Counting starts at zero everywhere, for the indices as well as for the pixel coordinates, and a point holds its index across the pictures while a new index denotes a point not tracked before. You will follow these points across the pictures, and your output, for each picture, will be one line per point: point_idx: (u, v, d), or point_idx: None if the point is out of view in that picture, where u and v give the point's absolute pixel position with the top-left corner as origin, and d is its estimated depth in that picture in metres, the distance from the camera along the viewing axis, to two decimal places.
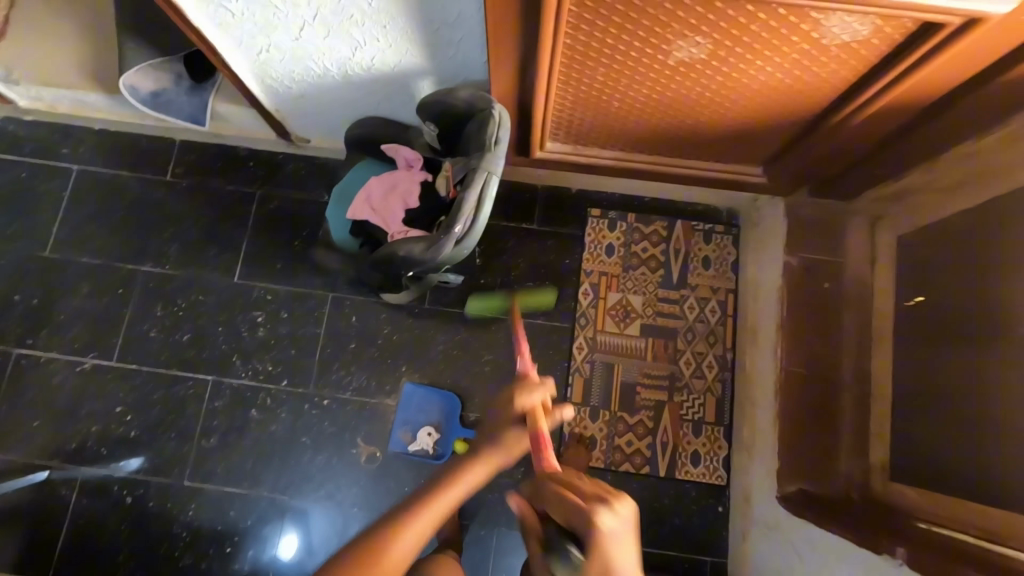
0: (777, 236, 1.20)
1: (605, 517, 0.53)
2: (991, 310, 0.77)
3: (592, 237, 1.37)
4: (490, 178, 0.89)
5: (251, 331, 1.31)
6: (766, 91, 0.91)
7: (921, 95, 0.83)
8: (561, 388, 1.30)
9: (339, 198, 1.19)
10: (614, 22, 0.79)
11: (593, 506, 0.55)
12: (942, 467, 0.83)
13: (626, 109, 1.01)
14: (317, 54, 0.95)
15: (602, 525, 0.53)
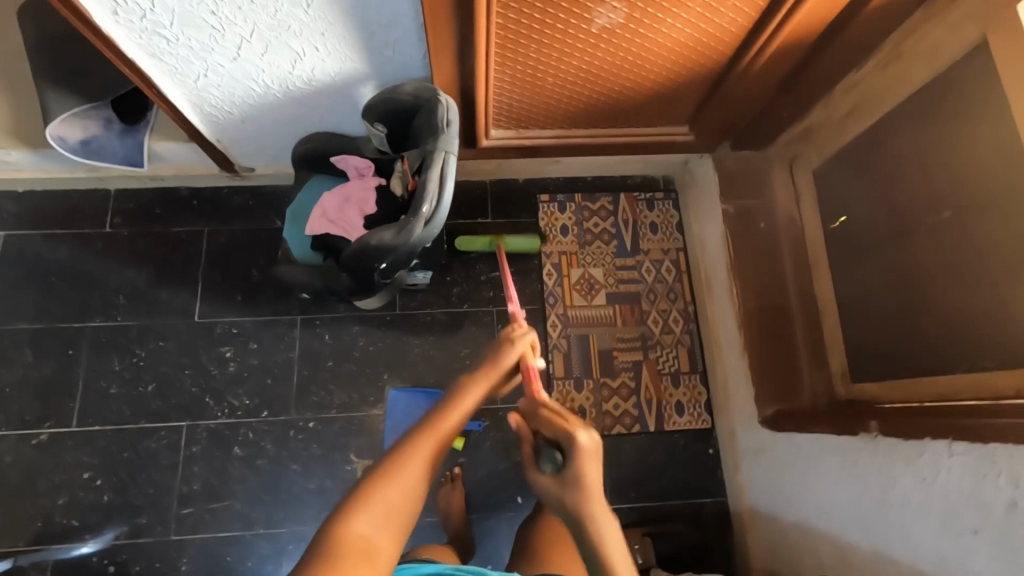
0: (712, 190, 1.41)
1: (581, 433, 0.70)
2: (913, 219, 1.02)
3: (546, 221, 1.54)
4: (448, 157, 0.93)
5: (221, 366, 1.37)
6: (682, 46, 0.99)
7: (808, 25, 0.93)
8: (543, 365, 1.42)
9: (295, 217, 1.32)
10: (530, 7, 0.87)
11: (574, 428, 0.71)
12: (901, 353, 1.05)
13: (557, 90, 1.08)
14: (258, 70, 1.05)
15: (581, 439, 0.70)
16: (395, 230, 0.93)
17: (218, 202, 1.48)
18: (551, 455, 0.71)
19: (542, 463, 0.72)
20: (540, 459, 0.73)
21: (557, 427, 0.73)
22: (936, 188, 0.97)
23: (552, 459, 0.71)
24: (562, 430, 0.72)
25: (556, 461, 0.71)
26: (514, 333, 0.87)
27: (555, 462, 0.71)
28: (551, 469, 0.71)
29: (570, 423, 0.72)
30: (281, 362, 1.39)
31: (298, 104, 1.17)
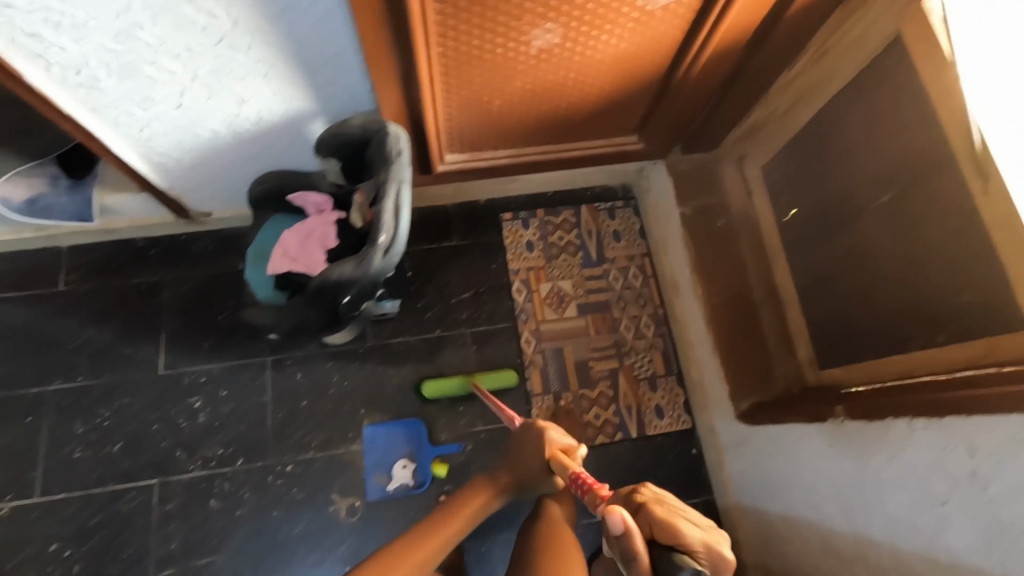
0: (666, 197, 1.46)
1: (724, 547, 0.78)
2: (857, 207, 1.05)
3: (510, 239, 1.55)
4: (401, 186, 0.94)
5: (191, 418, 1.33)
6: (621, 59, 1.01)
7: (734, 31, 0.97)
8: (521, 383, 1.42)
9: (256, 258, 1.30)
10: (467, 36, 0.88)
11: (714, 538, 0.79)
12: (862, 336, 1.07)
13: (505, 111, 1.10)
14: (204, 115, 1.05)
15: (723, 553, 0.78)
16: (354, 263, 0.92)
17: (177, 250, 1.45)
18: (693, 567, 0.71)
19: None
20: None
21: (694, 539, 0.76)
22: (871, 176, 1.01)
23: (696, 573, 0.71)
24: (702, 540, 0.77)
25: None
26: (547, 432, 1.04)
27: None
28: None
29: (703, 531, 0.79)
30: (254, 406, 1.35)
31: (248, 145, 1.17)
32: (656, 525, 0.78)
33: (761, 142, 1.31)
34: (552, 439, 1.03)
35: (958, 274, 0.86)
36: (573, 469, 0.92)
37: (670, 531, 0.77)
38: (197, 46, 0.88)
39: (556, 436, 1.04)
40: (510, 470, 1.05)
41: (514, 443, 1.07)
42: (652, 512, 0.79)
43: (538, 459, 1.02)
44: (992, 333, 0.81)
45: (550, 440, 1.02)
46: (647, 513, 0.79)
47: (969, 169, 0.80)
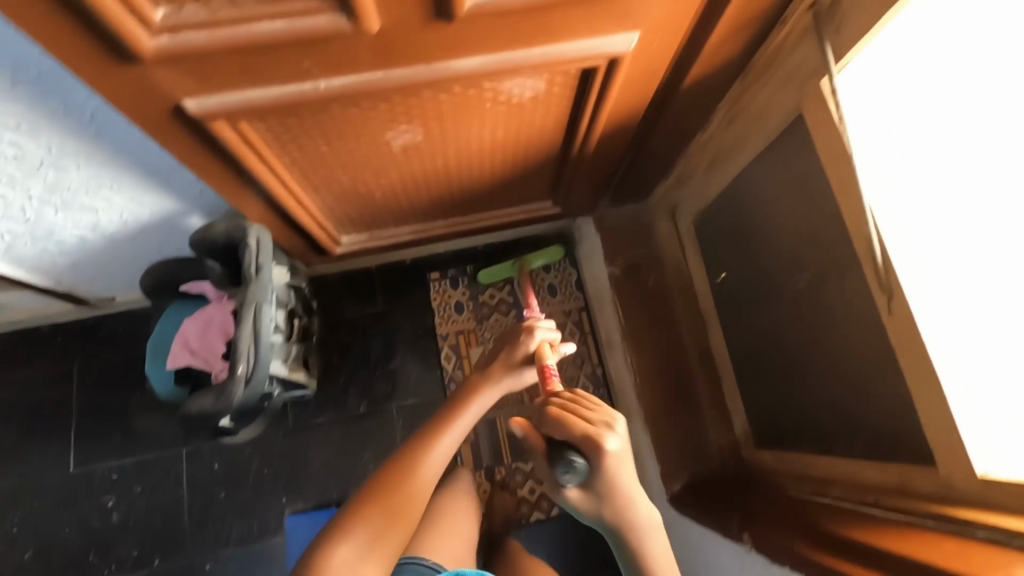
0: (596, 253, 1.36)
1: (608, 440, 0.74)
2: (779, 285, 0.95)
3: (439, 300, 1.46)
4: (261, 308, 0.85)
5: (104, 518, 1.28)
6: (505, 141, 0.90)
7: (624, 108, 0.86)
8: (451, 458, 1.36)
9: (156, 352, 1.23)
10: (312, 145, 0.78)
11: (601, 433, 0.75)
12: (790, 424, 0.98)
13: (392, 194, 1.01)
14: (59, 224, 0.96)
15: (605, 447, 0.74)
16: (214, 396, 0.85)
17: (82, 334, 1.37)
18: (567, 459, 0.75)
19: (560, 470, 0.77)
20: (555, 463, 0.77)
21: (577, 434, 0.76)
22: (788, 256, 0.91)
23: (570, 463, 0.75)
24: (582, 437, 0.75)
25: (574, 465, 0.75)
26: (526, 332, 0.98)
27: (574, 466, 0.75)
28: (567, 473, 0.76)
29: (587, 426, 0.76)
30: (169, 501, 1.29)
31: (126, 241, 1.08)
32: (548, 427, 0.80)
33: (688, 196, 1.21)
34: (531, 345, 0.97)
35: (870, 388, 0.77)
36: (543, 362, 0.93)
37: (559, 430, 0.78)
38: (17, 171, 0.79)
39: (530, 337, 0.97)
40: (502, 369, 0.97)
41: (503, 336, 1.03)
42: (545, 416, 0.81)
43: (524, 354, 0.97)
44: (908, 461, 0.72)
45: (524, 345, 0.97)
46: (544, 414, 0.81)
47: (874, 282, 0.70)
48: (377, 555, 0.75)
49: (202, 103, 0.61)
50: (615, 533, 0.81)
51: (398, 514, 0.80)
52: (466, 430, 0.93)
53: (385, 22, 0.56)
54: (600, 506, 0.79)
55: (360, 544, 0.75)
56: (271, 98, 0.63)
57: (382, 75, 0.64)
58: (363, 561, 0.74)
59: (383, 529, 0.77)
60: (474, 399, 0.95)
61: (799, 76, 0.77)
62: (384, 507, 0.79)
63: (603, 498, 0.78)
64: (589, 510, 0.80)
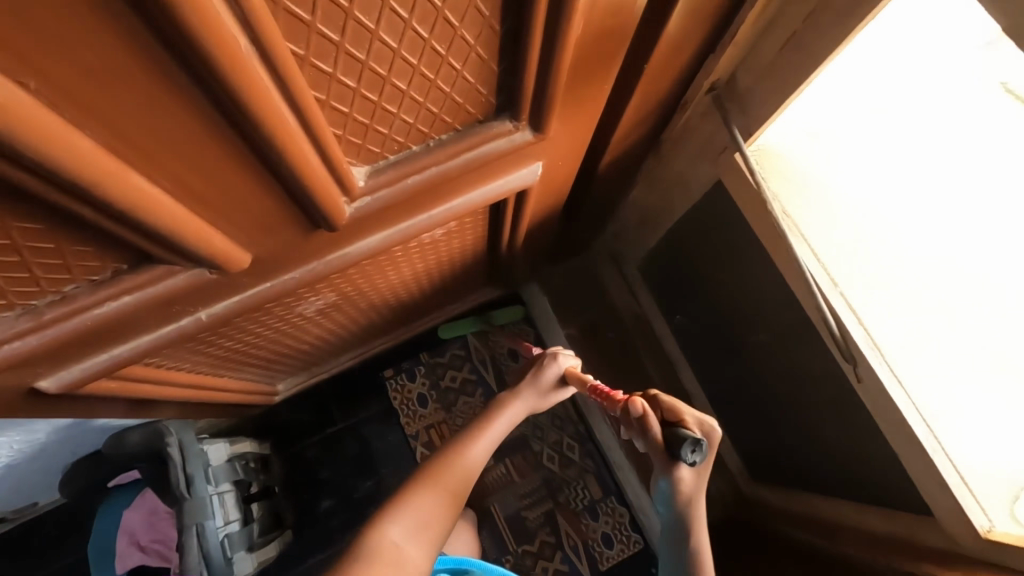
0: (547, 317, 1.34)
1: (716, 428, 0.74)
2: (739, 335, 0.94)
3: (399, 399, 1.38)
4: (202, 527, 0.77)
5: None
6: (432, 267, 0.84)
7: (546, 205, 0.81)
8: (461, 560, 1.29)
9: (100, 556, 1.10)
10: (215, 347, 0.69)
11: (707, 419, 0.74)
12: (782, 462, 0.98)
13: (323, 339, 0.92)
14: None
15: (715, 428, 0.74)
16: None
17: (12, 551, 1.20)
18: (697, 440, 0.68)
19: (686, 453, 0.68)
20: (676, 443, 0.69)
21: (695, 416, 0.74)
22: (742, 309, 0.90)
23: (697, 444, 0.68)
24: (698, 421, 0.74)
25: (702, 446, 0.68)
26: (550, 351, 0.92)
27: (703, 448, 0.69)
28: (694, 457, 0.69)
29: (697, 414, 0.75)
30: None
31: (31, 460, 0.94)
32: (662, 410, 0.76)
33: (629, 245, 1.19)
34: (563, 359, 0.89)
35: (855, 441, 0.76)
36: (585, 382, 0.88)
37: (671, 412, 0.76)
38: None
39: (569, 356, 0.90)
40: (530, 383, 0.87)
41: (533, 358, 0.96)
42: (656, 404, 0.77)
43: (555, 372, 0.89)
44: (907, 512, 0.72)
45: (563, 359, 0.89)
46: (653, 400, 0.77)
47: (837, 350, 0.68)
48: (428, 534, 0.66)
49: (58, 379, 0.51)
50: (682, 515, 0.75)
51: (454, 489, 0.71)
52: (508, 429, 0.82)
53: (253, 250, 0.48)
54: (698, 487, 0.74)
55: (409, 522, 0.65)
56: (143, 348, 0.53)
57: (269, 284, 0.55)
58: (411, 540, 0.65)
59: (433, 510, 0.68)
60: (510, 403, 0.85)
61: (711, 148, 0.74)
62: (432, 491, 0.69)
63: (700, 482, 0.74)
64: (682, 490, 0.74)
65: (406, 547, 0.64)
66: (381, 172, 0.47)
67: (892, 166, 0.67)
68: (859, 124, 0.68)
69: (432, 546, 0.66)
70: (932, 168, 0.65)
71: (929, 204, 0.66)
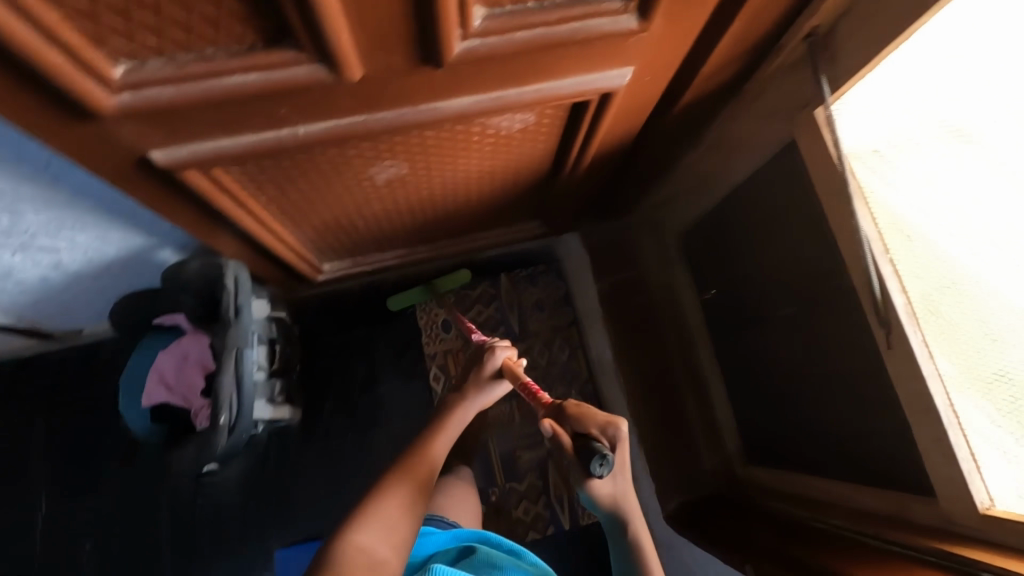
0: (584, 271, 1.39)
1: (624, 425, 0.76)
2: (769, 309, 0.95)
3: (426, 321, 1.42)
4: (241, 353, 0.82)
5: (82, 563, 1.21)
6: (494, 172, 0.88)
7: (616, 134, 0.84)
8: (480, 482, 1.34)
9: (128, 388, 1.17)
10: (290, 185, 0.74)
11: (613, 418, 0.76)
12: (783, 443, 0.99)
13: (376, 223, 0.97)
14: (18, 267, 0.90)
15: (623, 429, 0.76)
16: (195, 448, 0.81)
17: (47, 370, 1.28)
18: (601, 455, 0.70)
19: (593, 467, 0.70)
20: (586, 458, 0.71)
21: (600, 422, 0.76)
22: (778, 281, 0.91)
23: (605, 457, 0.70)
24: (604, 426, 0.76)
25: (609, 459, 0.70)
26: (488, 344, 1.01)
27: (609, 460, 0.70)
28: (602, 468, 0.70)
29: (604, 419, 0.77)
30: (150, 542, 1.22)
31: (91, 276, 1.02)
32: (570, 421, 0.78)
33: (674, 212, 1.17)
34: (497, 354, 0.96)
35: (867, 418, 0.77)
36: (519, 377, 0.91)
37: (579, 422, 0.78)
38: None
39: (501, 347, 0.97)
40: (473, 385, 0.95)
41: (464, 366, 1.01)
42: (565, 414, 0.79)
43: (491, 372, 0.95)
44: (902, 488, 0.73)
45: (497, 354, 0.96)
46: (560, 413, 0.80)
47: (872, 315, 0.70)
48: (398, 529, 0.72)
49: (169, 154, 0.57)
50: (622, 525, 0.80)
51: (416, 489, 0.78)
52: (452, 435, 0.90)
53: (367, 68, 0.53)
54: (618, 488, 0.78)
55: (380, 525, 0.70)
56: (244, 147, 0.59)
57: (363, 118, 0.60)
58: (384, 543, 0.69)
59: (399, 511, 0.73)
60: (448, 417, 0.91)
61: (790, 104, 0.75)
62: (396, 495, 0.75)
63: (620, 482, 0.78)
64: (604, 497, 0.78)
65: (378, 549, 0.68)
66: (495, 18, 0.51)
67: (955, 194, 0.63)
68: (936, 144, 0.64)
69: (403, 542, 0.71)
70: (996, 203, 0.59)
71: (986, 239, 0.61)
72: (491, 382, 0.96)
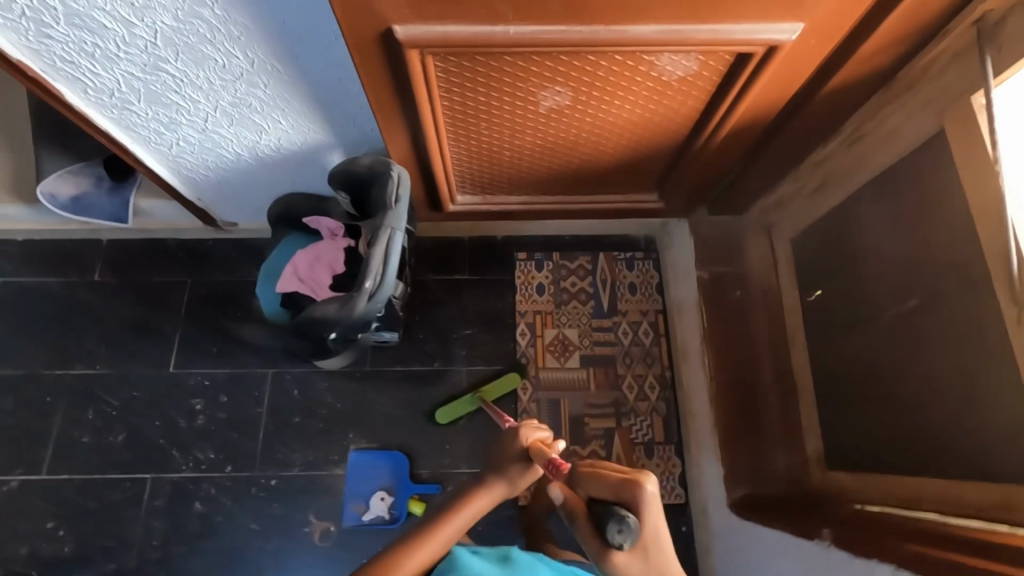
0: (685, 257, 1.40)
1: (649, 482, 0.62)
2: (880, 303, 0.96)
3: (522, 280, 1.50)
4: (394, 234, 0.96)
5: (190, 420, 1.36)
6: (638, 125, 0.97)
7: (761, 105, 0.91)
8: None
9: (269, 274, 1.30)
10: (473, 92, 0.87)
11: (637, 475, 0.63)
12: (870, 444, 0.98)
13: (518, 160, 1.08)
14: (226, 140, 1.09)
15: (648, 490, 0.61)
16: (339, 304, 0.95)
17: (201, 252, 1.49)
18: (620, 517, 0.58)
19: (610, 534, 0.58)
20: (603, 525, 0.60)
21: (615, 482, 0.63)
22: (897, 275, 0.92)
23: (622, 522, 0.58)
24: (624, 482, 0.63)
25: (628, 524, 0.58)
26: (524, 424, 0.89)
27: (629, 526, 0.58)
28: (620, 536, 0.58)
29: (625, 475, 0.64)
30: (249, 417, 1.37)
31: (268, 167, 1.20)
32: (586, 484, 0.67)
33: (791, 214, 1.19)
34: (528, 433, 0.85)
35: (980, 407, 0.77)
36: (546, 455, 0.79)
37: (595, 485, 0.66)
38: (217, 80, 0.92)
39: (534, 427, 0.86)
40: (494, 473, 0.83)
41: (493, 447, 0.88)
42: (579, 476, 0.68)
43: (517, 455, 0.83)
44: (1011, 481, 0.71)
45: (526, 432, 0.85)
46: (575, 476, 0.69)
47: (1005, 293, 0.71)
48: None
49: (408, 31, 0.71)
50: None
51: None
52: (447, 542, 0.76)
53: None
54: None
55: None
56: (466, 36, 0.72)
57: (565, 29, 0.72)
58: None
59: None
60: (443, 521, 0.77)
61: (948, 93, 0.80)
62: None
63: (661, 574, 0.59)
64: None
65: None
66: None
67: None
68: None
69: None
70: None
71: None
72: (519, 469, 0.83)
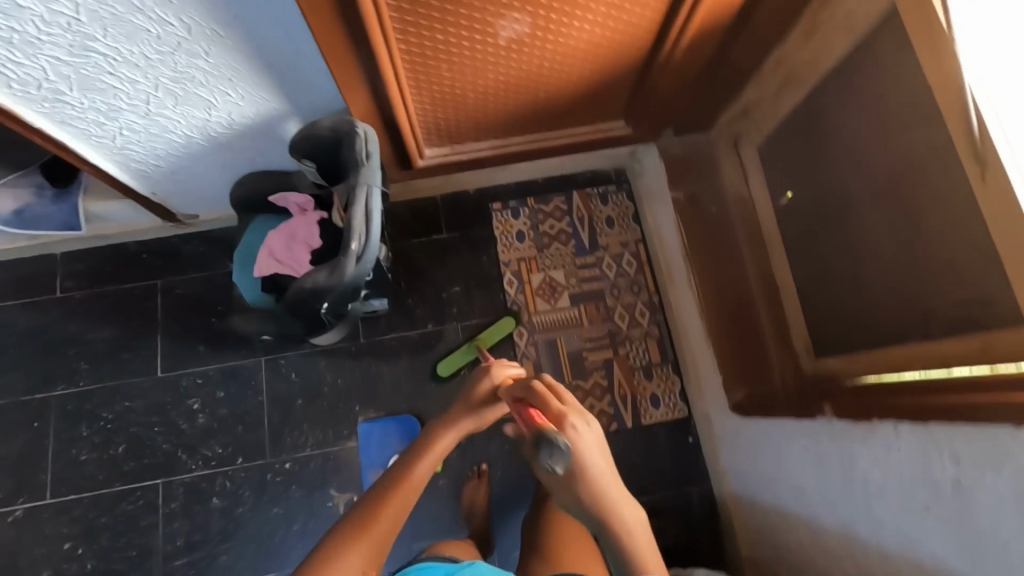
0: (659, 180, 1.40)
1: (578, 422, 0.77)
2: (850, 192, 0.99)
3: (500, 230, 1.49)
4: (371, 191, 0.94)
5: (191, 420, 1.34)
6: (598, 46, 0.96)
7: (718, 10, 0.91)
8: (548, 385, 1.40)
9: (242, 261, 1.26)
10: (430, 31, 0.84)
11: (568, 413, 0.78)
12: (854, 327, 1.03)
13: (482, 102, 1.06)
14: (173, 122, 1.03)
15: (574, 425, 0.77)
16: (328, 271, 0.93)
17: (167, 251, 1.43)
18: (552, 442, 0.74)
19: (544, 456, 0.75)
20: (540, 452, 0.76)
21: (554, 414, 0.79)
22: (864, 161, 0.95)
23: (554, 447, 0.74)
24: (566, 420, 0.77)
25: (558, 450, 0.74)
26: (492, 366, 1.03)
27: (559, 451, 0.74)
28: (552, 460, 0.74)
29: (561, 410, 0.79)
30: (251, 407, 1.35)
31: (223, 147, 1.14)
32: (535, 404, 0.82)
33: (755, 122, 1.21)
34: (499, 370, 1.01)
35: (953, 270, 0.82)
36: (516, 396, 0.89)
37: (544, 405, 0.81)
38: (154, 54, 0.86)
39: (501, 367, 1.02)
40: (466, 401, 0.98)
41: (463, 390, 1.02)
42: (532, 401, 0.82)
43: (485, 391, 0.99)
44: (990, 330, 0.77)
45: (496, 370, 1.01)
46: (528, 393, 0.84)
47: (967, 154, 0.74)
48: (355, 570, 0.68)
49: None
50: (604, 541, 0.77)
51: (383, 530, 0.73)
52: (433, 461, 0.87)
53: None
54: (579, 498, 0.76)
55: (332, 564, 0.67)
56: None
57: None
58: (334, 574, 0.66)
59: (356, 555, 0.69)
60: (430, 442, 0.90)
61: None
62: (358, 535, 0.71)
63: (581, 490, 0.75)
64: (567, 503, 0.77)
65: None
66: None
67: None
68: None
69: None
70: None
71: None
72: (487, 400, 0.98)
